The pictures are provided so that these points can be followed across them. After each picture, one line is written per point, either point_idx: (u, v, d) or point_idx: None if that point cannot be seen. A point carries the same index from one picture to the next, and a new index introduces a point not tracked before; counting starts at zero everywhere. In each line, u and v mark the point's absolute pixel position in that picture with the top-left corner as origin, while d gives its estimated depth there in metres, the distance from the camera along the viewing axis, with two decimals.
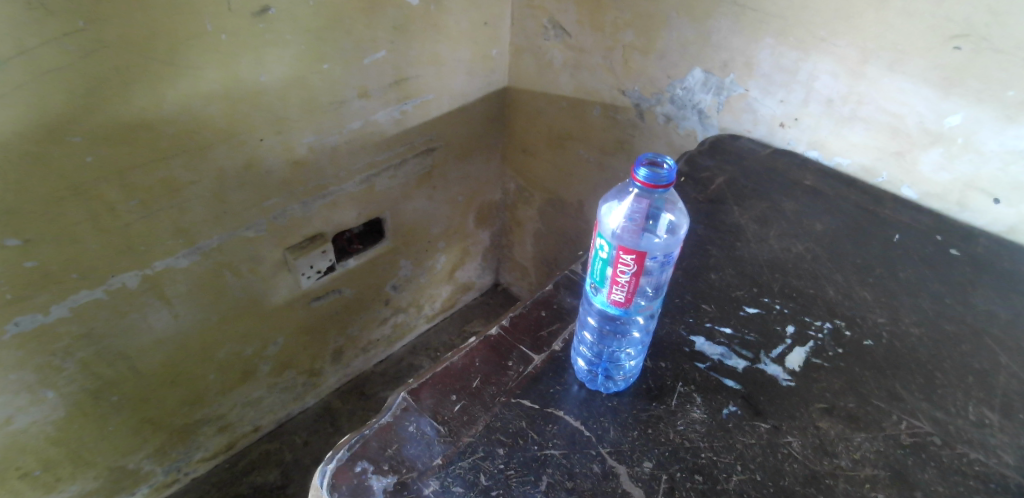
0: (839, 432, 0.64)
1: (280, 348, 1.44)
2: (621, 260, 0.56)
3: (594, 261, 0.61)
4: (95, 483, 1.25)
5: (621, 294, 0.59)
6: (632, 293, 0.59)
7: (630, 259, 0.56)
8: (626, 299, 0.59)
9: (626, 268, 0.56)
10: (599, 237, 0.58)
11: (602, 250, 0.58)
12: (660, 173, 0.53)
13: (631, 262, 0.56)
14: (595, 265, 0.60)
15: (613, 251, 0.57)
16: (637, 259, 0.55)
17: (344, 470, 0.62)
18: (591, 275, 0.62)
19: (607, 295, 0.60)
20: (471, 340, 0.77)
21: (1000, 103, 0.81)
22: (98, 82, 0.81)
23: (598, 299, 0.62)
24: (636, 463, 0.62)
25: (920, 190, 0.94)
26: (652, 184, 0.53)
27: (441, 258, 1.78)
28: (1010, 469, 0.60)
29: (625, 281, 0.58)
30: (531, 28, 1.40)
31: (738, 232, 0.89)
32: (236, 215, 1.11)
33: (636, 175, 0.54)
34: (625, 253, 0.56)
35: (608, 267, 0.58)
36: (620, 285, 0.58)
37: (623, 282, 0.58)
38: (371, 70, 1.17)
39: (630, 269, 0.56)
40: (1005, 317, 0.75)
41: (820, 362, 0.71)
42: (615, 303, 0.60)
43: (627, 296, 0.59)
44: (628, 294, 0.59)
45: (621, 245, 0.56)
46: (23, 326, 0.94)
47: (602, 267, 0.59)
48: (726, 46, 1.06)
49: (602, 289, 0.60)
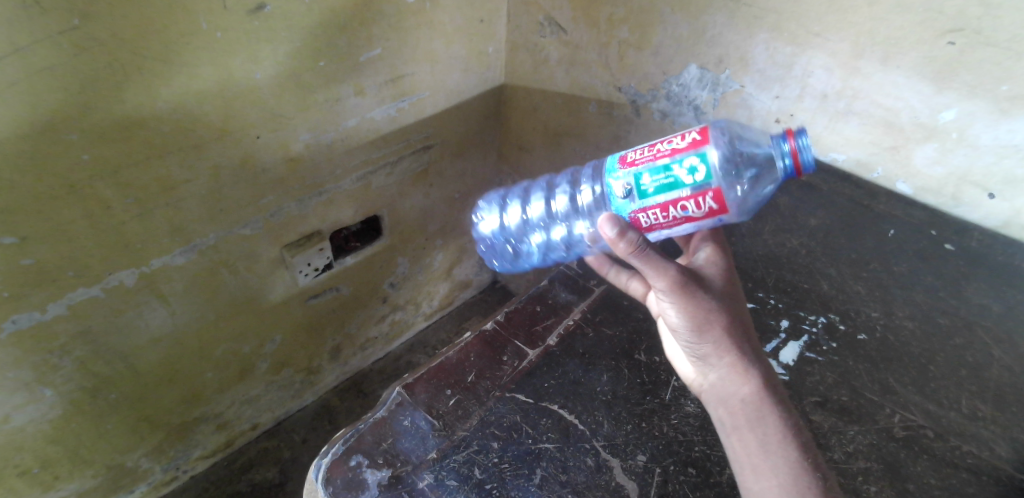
0: (831, 425, 0.65)
1: (278, 346, 1.44)
2: (697, 200, 0.63)
3: (665, 167, 0.64)
4: (94, 481, 1.25)
5: (652, 219, 0.67)
6: (659, 225, 0.67)
7: (711, 204, 0.62)
8: (648, 226, 0.68)
9: (685, 209, 0.64)
10: (706, 164, 0.62)
11: (694, 176, 0.63)
12: (811, 159, 0.67)
13: (705, 213, 0.64)
14: (662, 180, 0.65)
15: (708, 187, 0.62)
16: (713, 215, 0.63)
17: (338, 463, 0.63)
18: (642, 174, 0.66)
19: (637, 209, 0.67)
20: (465, 335, 0.78)
21: (993, 96, 0.81)
22: (91, 81, 0.81)
23: (626, 206, 0.68)
24: (630, 457, 0.62)
25: (915, 185, 0.94)
26: (802, 157, 0.67)
27: (438, 255, 1.78)
28: (1003, 461, 0.62)
29: (673, 215, 0.65)
30: (526, 25, 1.40)
31: (732, 228, 0.90)
32: (231, 213, 1.11)
33: (800, 137, 0.67)
34: (715, 198, 0.62)
35: (679, 192, 0.64)
36: (662, 214, 0.66)
37: (671, 214, 0.65)
38: (365, 68, 1.17)
39: (695, 210, 0.64)
40: (998, 310, 0.77)
41: (813, 356, 0.72)
42: (636, 220, 0.68)
43: (651, 224, 0.68)
44: (656, 223, 0.67)
45: (717, 191, 0.62)
46: (19, 324, 0.94)
47: (669, 184, 0.64)
48: (720, 42, 1.06)
49: (640, 203, 0.67)
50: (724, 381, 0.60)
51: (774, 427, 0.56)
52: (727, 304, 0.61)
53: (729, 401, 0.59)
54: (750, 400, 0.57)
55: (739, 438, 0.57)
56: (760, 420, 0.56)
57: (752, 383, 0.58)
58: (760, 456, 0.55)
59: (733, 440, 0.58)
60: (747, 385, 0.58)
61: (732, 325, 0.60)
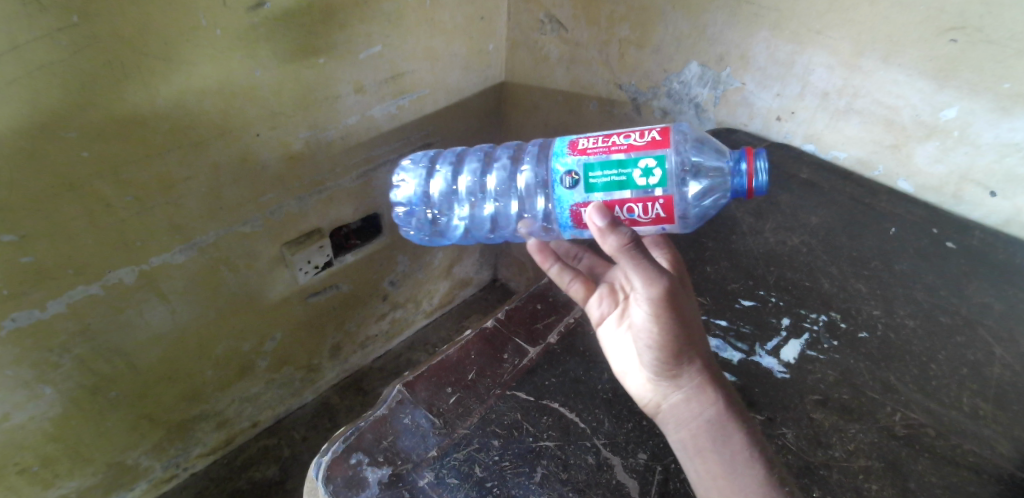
0: (832, 423, 0.65)
1: (278, 344, 1.44)
2: (644, 204, 0.64)
3: (618, 163, 0.64)
4: (94, 479, 1.25)
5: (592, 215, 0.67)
6: None
7: (660, 208, 0.63)
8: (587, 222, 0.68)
9: (631, 211, 0.65)
10: (663, 166, 0.62)
11: (649, 177, 0.63)
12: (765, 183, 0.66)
13: (650, 219, 0.65)
14: (614, 174, 0.64)
15: (662, 191, 0.63)
16: (658, 222, 0.65)
17: (338, 462, 0.63)
18: (592, 165, 0.65)
19: (581, 203, 0.66)
20: (466, 333, 0.78)
21: (994, 94, 0.81)
22: (90, 78, 0.81)
23: (570, 196, 0.67)
24: (631, 455, 0.62)
25: (916, 183, 0.94)
26: (757, 180, 0.65)
27: (439, 253, 1.78)
28: (1004, 459, 0.62)
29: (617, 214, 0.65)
30: (527, 22, 1.40)
31: (733, 226, 0.90)
32: (230, 210, 1.10)
33: (758, 159, 0.65)
34: (665, 204, 0.63)
35: (631, 191, 0.64)
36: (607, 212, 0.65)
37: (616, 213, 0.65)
38: (366, 65, 1.17)
39: (641, 212, 0.65)
40: (999, 309, 0.77)
41: (815, 354, 0.72)
42: (577, 213, 0.67)
43: None
44: None
45: (669, 197, 0.63)
46: (19, 322, 0.93)
47: (619, 182, 0.64)
48: (721, 39, 1.05)
49: (588, 196, 0.66)
50: (690, 401, 0.59)
51: (741, 450, 0.55)
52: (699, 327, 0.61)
53: (693, 422, 0.58)
54: (716, 422, 0.57)
55: (703, 461, 0.56)
56: (726, 442, 0.56)
57: (718, 406, 0.58)
58: (727, 478, 0.55)
59: (696, 463, 0.57)
60: (715, 408, 0.58)
61: (701, 345, 0.60)
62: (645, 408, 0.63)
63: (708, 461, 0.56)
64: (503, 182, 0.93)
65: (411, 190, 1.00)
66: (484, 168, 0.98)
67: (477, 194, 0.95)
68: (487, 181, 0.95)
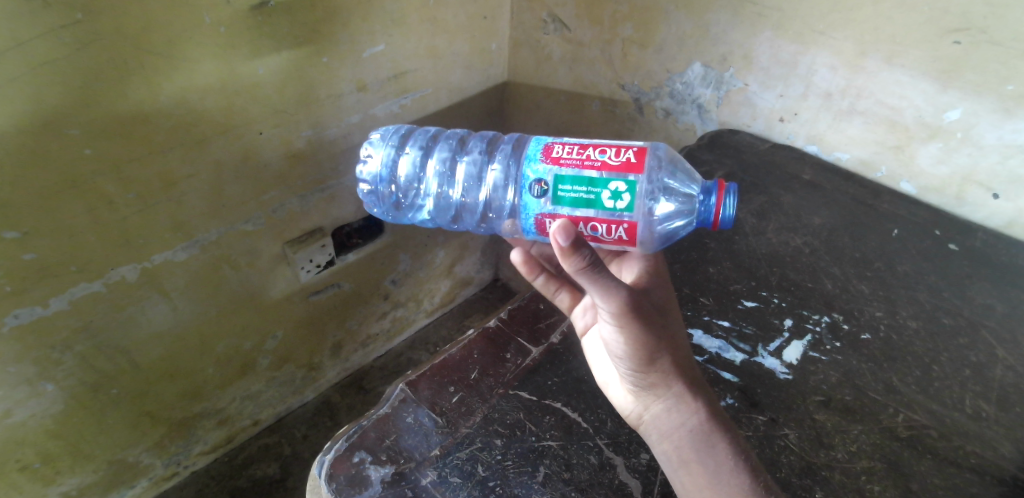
0: (835, 424, 0.65)
1: (279, 342, 1.44)
2: (609, 225, 0.63)
3: (589, 180, 0.63)
4: (95, 476, 1.25)
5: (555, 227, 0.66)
6: None
7: (623, 232, 0.63)
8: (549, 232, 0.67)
9: (595, 230, 0.64)
10: (633, 191, 0.61)
11: (616, 200, 0.62)
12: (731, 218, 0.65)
13: (613, 239, 0.65)
14: (582, 192, 0.63)
15: (627, 216, 0.62)
16: (620, 243, 0.64)
17: (341, 460, 0.63)
18: (563, 178, 0.64)
19: (546, 214, 0.65)
20: (469, 332, 0.78)
21: (997, 95, 0.81)
22: (94, 75, 0.81)
23: (535, 206, 0.65)
24: (634, 455, 0.62)
25: (918, 184, 0.94)
26: (723, 213, 0.64)
27: (440, 252, 1.78)
28: (1006, 460, 0.62)
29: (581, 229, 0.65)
30: (530, 22, 1.39)
31: (736, 226, 0.90)
32: (233, 208, 1.11)
33: (728, 194, 0.64)
34: (629, 229, 0.62)
35: (597, 210, 0.63)
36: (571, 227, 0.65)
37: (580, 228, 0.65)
38: (368, 64, 1.17)
39: (604, 231, 0.64)
40: (1001, 310, 0.77)
41: (818, 355, 0.72)
42: (540, 223, 0.66)
43: None
44: None
45: (633, 223, 0.62)
46: (21, 319, 0.94)
47: (587, 200, 0.63)
48: (724, 40, 1.05)
49: (553, 208, 0.65)
50: (670, 412, 0.59)
51: (724, 457, 0.56)
52: (671, 333, 0.60)
53: (676, 433, 0.58)
54: (698, 432, 0.57)
55: (688, 472, 0.57)
56: (710, 450, 0.56)
57: (698, 413, 0.58)
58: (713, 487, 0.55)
59: (681, 474, 0.57)
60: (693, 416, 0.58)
61: (676, 352, 0.59)
62: (627, 418, 0.63)
63: (692, 471, 0.56)
64: (472, 176, 0.88)
65: (377, 168, 0.95)
66: (454, 157, 0.92)
67: (444, 183, 0.90)
68: (455, 171, 0.90)
